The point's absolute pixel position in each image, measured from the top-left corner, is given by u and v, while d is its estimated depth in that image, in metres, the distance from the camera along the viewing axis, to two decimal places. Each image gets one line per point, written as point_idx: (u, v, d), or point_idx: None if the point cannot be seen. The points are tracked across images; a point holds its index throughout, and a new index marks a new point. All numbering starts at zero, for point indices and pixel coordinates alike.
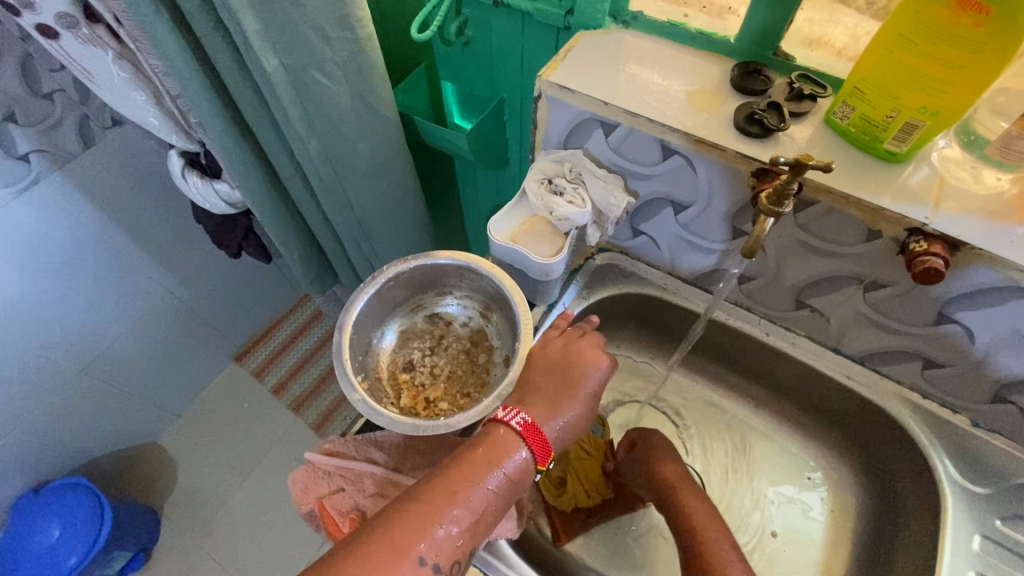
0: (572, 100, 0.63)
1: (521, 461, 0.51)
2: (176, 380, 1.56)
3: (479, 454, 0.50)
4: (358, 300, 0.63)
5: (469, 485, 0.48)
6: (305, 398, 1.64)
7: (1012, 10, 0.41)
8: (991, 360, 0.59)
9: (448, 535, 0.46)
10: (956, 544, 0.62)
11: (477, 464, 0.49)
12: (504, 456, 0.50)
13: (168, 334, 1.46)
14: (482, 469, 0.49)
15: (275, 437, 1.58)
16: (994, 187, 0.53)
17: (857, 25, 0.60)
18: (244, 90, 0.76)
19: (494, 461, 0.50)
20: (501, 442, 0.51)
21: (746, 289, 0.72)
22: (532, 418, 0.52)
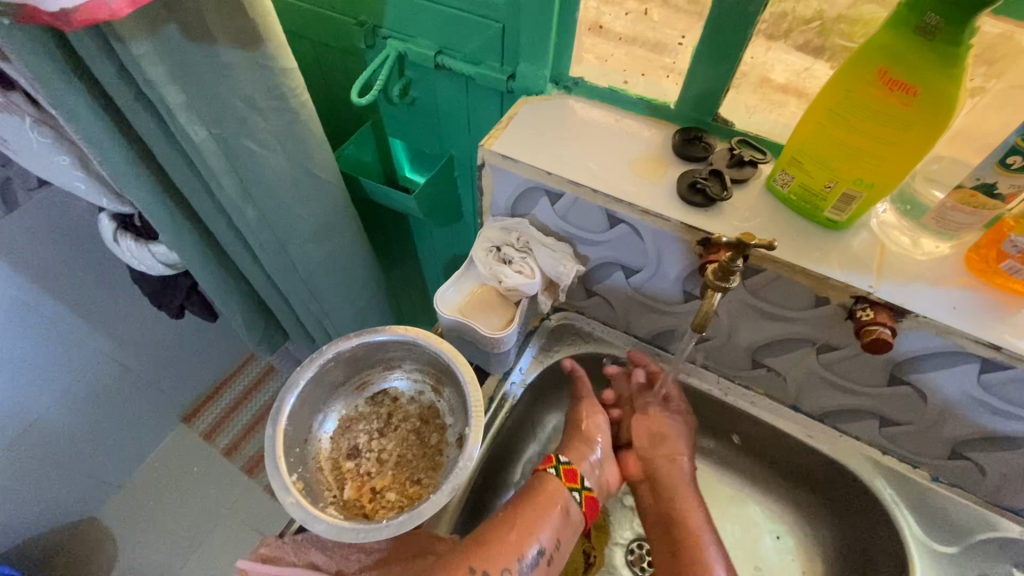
0: (516, 169, 0.62)
1: (558, 491, 0.59)
2: (117, 449, 1.44)
3: (531, 495, 0.59)
4: (291, 389, 0.59)
5: (525, 515, 0.56)
6: (258, 459, 1.54)
7: (937, 92, 0.42)
8: (946, 419, 0.58)
9: (505, 556, 0.54)
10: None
11: (529, 505, 0.57)
12: (552, 495, 0.59)
13: (106, 401, 1.35)
14: (537, 509, 0.57)
15: (229, 502, 1.48)
16: (932, 252, 0.54)
17: (800, 65, 0.56)
18: (174, 158, 0.71)
19: (543, 499, 0.58)
20: (538, 482, 0.60)
21: (702, 348, 0.70)
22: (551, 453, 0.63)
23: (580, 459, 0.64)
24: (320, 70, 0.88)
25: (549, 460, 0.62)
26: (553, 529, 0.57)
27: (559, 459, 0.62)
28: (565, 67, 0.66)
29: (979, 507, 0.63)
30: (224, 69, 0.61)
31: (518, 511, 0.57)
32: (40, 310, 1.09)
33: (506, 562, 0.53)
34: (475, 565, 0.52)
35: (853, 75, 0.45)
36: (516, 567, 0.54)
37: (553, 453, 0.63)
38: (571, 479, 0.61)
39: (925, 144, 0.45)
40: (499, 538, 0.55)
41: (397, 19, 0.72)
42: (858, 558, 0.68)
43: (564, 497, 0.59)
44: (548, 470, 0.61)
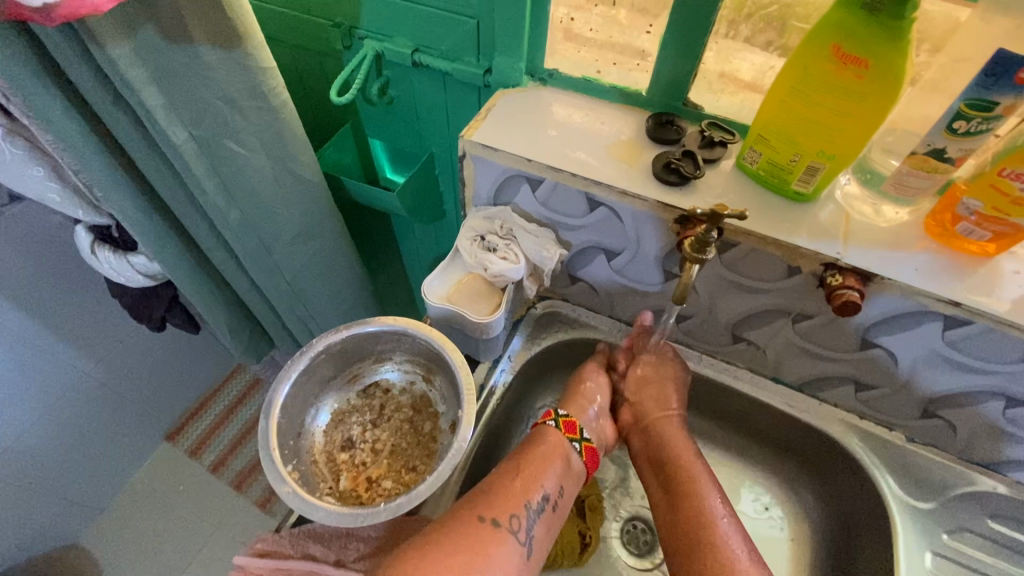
0: (497, 158, 0.63)
1: (559, 442, 0.61)
2: (98, 471, 1.40)
3: (532, 446, 0.60)
4: (284, 381, 0.59)
5: (529, 464, 0.58)
6: (246, 474, 1.51)
7: (886, 63, 0.45)
8: (917, 379, 0.61)
9: (511, 502, 0.55)
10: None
11: (532, 455, 0.59)
12: (554, 444, 0.61)
13: (86, 421, 1.31)
14: (539, 457, 0.59)
15: (217, 520, 1.45)
16: (893, 219, 0.57)
17: (764, 62, 0.60)
18: (154, 163, 0.71)
19: (545, 450, 0.60)
20: (538, 434, 0.62)
21: (684, 327, 0.73)
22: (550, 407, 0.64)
23: (579, 412, 0.66)
24: (298, 73, 0.89)
25: (549, 413, 0.64)
26: (557, 477, 0.58)
27: (558, 412, 0.64)
28: (539, 60, 0.68)
29: (953, 463, 0.67)
30: (203, 70, 0.61)
31: (522, 460, 0.58)
32: (15, 329, 1.06)
33: (513, 508, 0.55)
34: (483, 513, 0.54)
35: (810, 52, 0.48)
36: (523, 512, 0.55)
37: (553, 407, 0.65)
38: (572, 431, 0.62)
39: (879, 114, 0.48)
40: (506, 487, 0.56)
41: (373, 19, 0.73)
42: (845, 523, 0.70)
43: (565, 447, 0.61)
44: (549, 422, 0.62)
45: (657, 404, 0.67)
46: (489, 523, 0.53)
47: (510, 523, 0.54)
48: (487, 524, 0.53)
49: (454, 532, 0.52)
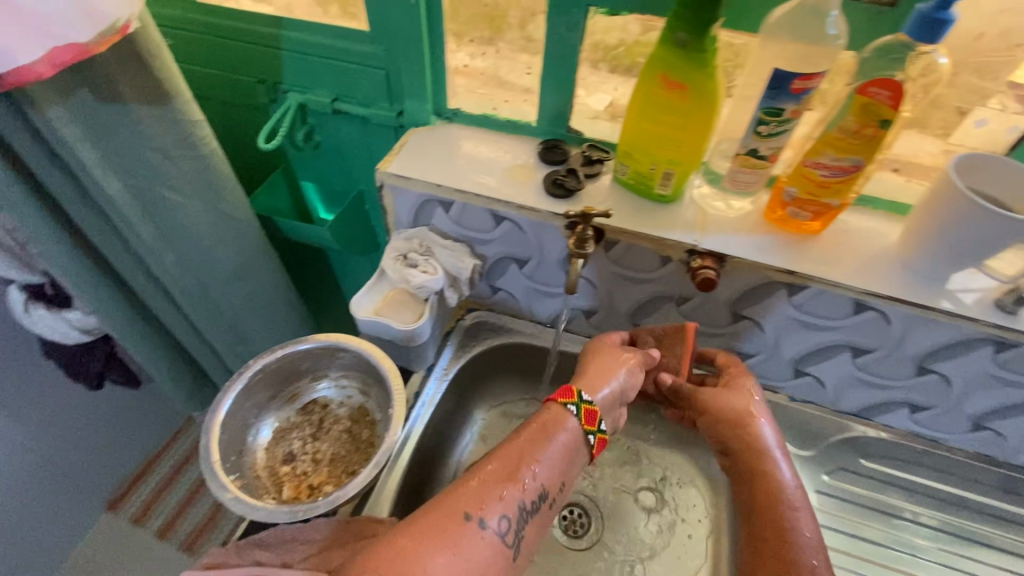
0: (410, 186, 0.72)
1: (568, 422, 0.59)
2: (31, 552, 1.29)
3: (537, 431, 0.59)
4: (223, 399, 0.64)
5: (524, 452, 0.57)
6: (196, 535, 1.43)
7: (698, 87, 0.57)
8: (782, 343, 0.73)
9: (501, 502, 0.53)
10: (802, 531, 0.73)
11: (530, 440, 0.58)
12: (557, 426, 0.59)
13: (16, 496, 1.23)
14: (536, 444, 0.57)
15: None
16: (739, 211, 0.69)
17: (624, 92, 0.73)
18: (89, 214, 0.75)
19: (551, 428, 0.59)
20: (548, 420, 0.60)
21: (594, 321, 0.82)
22: (567, 385, 0.62)
23: (596, 390, 0.63)
24: (229, 127, 0.96)
25: (571, 395, 0.61)
26: (554, 468, 0.57)
27: (581, 397, 0.61)
28: (443, 100, 0.79)
29: (832, 417, 0.78)
30: (135, 125, 0.68)
31: (517, 450, 0.57)
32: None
33: (502, 508, 0.53)
34: (468, 511, 0.51)
35: (647, 82, 0.60)
36: (512, 512, 0.53)
37: (577, 389, 0.62)
38: (590, 421, 0.60)
39: (704, 126, 0.60)
40: (497, 481, 0.54)
41: (295, 75, 0.83)
42: None
43: (574, 429, 0.59)
44: (567, 406, 0.60)
45: (727, 400, 0.68)
46: (471, 522, 0.51)
47: (494, 523, 0.52)
48: (471, 524, 0.51)
49: (437, 531, 0.49)
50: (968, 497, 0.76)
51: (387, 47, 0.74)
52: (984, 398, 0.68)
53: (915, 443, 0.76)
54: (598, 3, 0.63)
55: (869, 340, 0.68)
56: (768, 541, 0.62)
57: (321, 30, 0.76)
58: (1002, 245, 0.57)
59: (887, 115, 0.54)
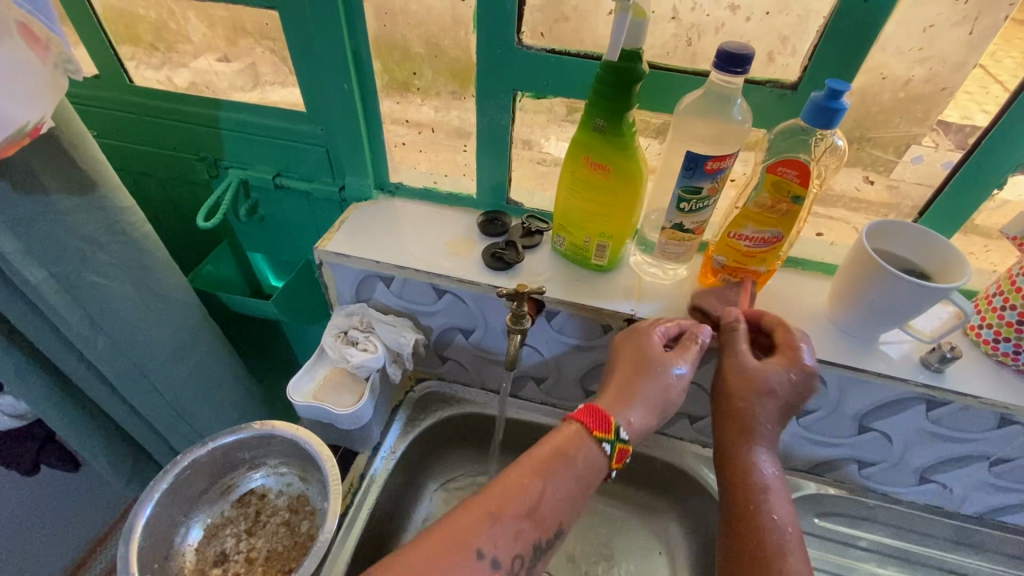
0: (350, 263, 0.72)
1: (584, 443, 0.57)
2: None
3: (557, 452, 0.56)
4: (145, 503, 0.60)
5: (542, 474, 0.55)
6: None
7: (620, 167, 0.59)
8: None
9: (513, 536, 0.52)
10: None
11: (553, 464, 0.55)
12: (574, 447, 0.57)
13: None
14: (553, 468, 0.55)
15: None
16: (674, 277, 0.70)
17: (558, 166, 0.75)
18: (14, 305, 0.71)
19: (566, 452, 0.56)
20: (568, 440, 0.57)
21: (545, 388, 0.81)
22: (592, 402, 0.59)
23: (622, 407, 0.58)
24: (171, 200, 0.95)
25: (608, 431, 0.57)
26: (567, 496, 0.55)
27: (619, 434, 0.57)
28: (385, 175, 0.80)
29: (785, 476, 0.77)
30: (57, 214, 0.66)
31: (530, 473, 0.55)
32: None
33: (512, 543, 0.52)
34: (482, 548, 0.50)
35: (573, 162, 0.62)
36: (524, 547, 0.52)
37: (614, 423, 0.57)
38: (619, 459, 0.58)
39: (630, 202, 0.62)
40: (510, 513, 0.53)
41: (236, 153, 0.83)
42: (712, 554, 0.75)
43: (590, 451, 0.57)
44: (600, 442, 0.57)
45: (743, 367, 0.59)
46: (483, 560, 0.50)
47: (509, 562, 0.51)
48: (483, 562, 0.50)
49: (446, 561, 0.49)
50: (921, 553, 0.76)
51: (325, 126, 0.75)
52: (924, 452, 0.69)
53: (868, 498, 0.76)
54: (524, 88, 0.66)
55: (811, 401, 0.68)
56: (738, 526, 0.57)
57: (259, 111, 0.77)
58: (920, 308, 0.59)
59: (797, 192, 0.56)
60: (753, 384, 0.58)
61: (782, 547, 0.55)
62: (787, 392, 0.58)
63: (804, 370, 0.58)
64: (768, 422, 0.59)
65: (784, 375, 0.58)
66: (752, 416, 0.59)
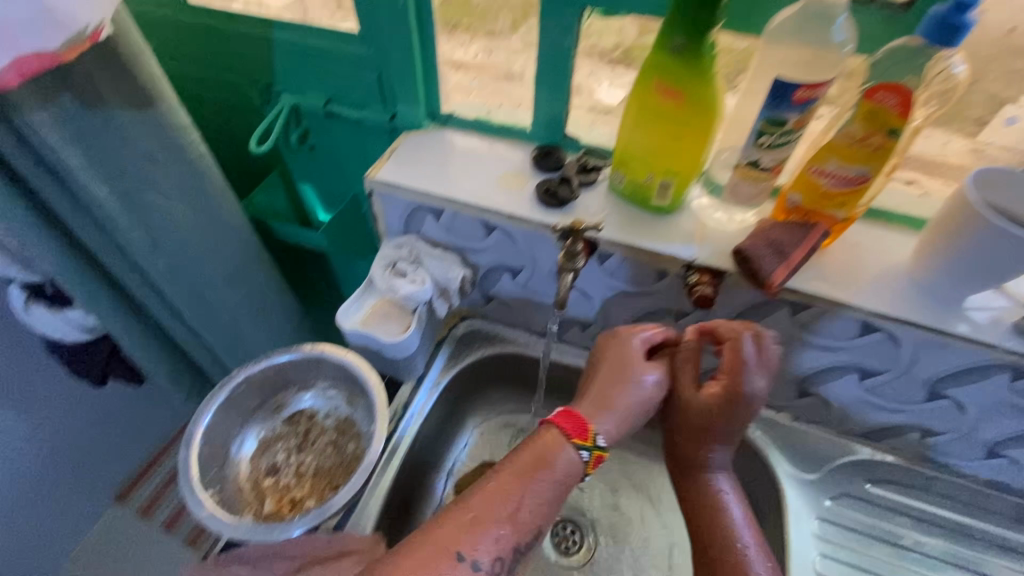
0: (399, 192, 0.70)
1: (562, 447, 0.57)
2: (28, 556, 1.18)
3: (534, 458, 0.56)
4: (204, 413, 0.63)
5: (518, 479, 0.55)
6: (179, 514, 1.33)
7: (696, 94, 0.54)
8: (786, 361, 0.69)
9: (493, 539, 0.52)
10: (800, 558, 0.67)
11: (529, 466, 0.55)
12: (554, 454, 0.56)
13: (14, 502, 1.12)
14: (532, 473, 0.55)
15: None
16: (741, 222, 0.65)
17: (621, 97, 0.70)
18: (81, 220, 0.73)
19: (545, 458, 0.56)
20: (547, 446, 0.57)
21: (590, 334, 0.79)
22: (565, 408, 0.59)
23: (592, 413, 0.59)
24: (224, 126, 0.95)
25: (585, 438, 0.57)
26: (545, 499, 0.55)
27: (596, 441, 0.57)
28: (437, 104, 0.77)
29: (837, 438, 0.74)
30: (118, 128, 0.66)
31: (507, 477, 0.55)
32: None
33: (492, 547, 0.51)
34: (461, 552, 0.50)
35: (641, 89, 0.57)
36: (504, 550, 0.52)
37: (592, 431, 0.58)
38: (595, 465, 0.58)
39: (704, 134, 0.57)
40: (490, 516, 0.53)
41: (288, 76, 0.81)
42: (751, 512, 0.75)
43: (568, 455, 0.57)
44: (577, 449, 0.57)
45: (693, 392, 0.61)
46: (464, 563, 0.50)
47: (491, 565, 0.51)
48: (465, 565, 0.50)
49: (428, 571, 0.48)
50: (976, 527, 0.71)
51: (378, 48, 0.72)
52: (998, 425, 0.64)
53: (923, 467, 0.72)
54: (594, 4, 0.60)
55: (879, 362, 0.64)
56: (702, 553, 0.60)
57: (312, 30, 0.74)
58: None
59: (894, 124, 0.51)
60: (709, 416, 0.60)
61: (737, 563, 0.58)
62: (737, 417, 0.59)
63: (761, 388, 0.59)
64: (722, 451, 0.62)
65: (748, 397, 0.58)
66: (702, 447, 0.62)
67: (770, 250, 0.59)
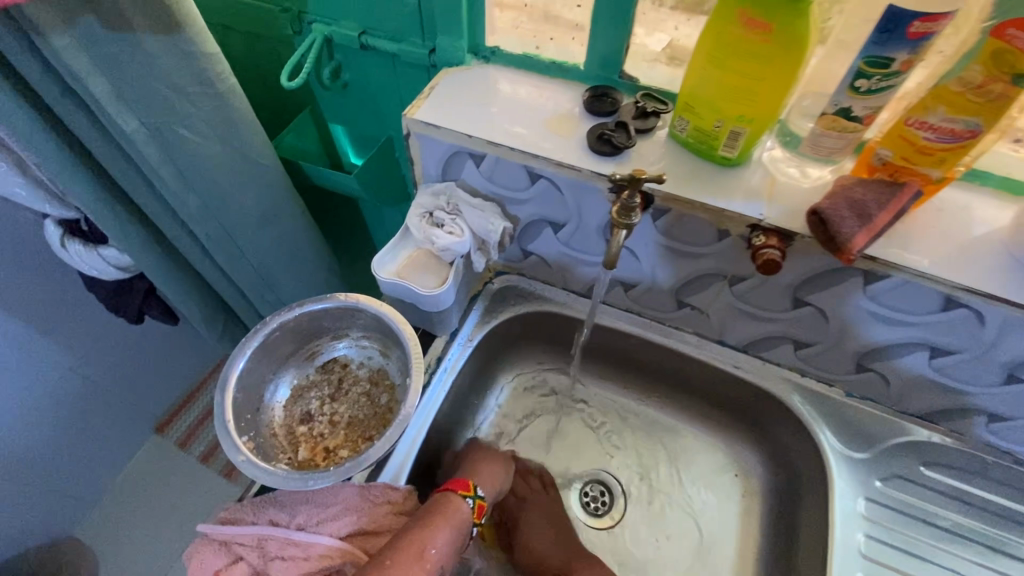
0: (438, 134, 0.65)
1: (457, 504, 0.62)
2: (79, 480, 1.25)
3: (433, 511, 0.61)
4: (239, 358, 0.61)
5: (424, 527, 0.58)
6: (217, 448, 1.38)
7: (788, 27, 0.47)
8: (848, 335, 0.64)
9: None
10: (842, 541, 0.65)
11: (427, 517, 0.60)
12: (453, 509, 0.61)
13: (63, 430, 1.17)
14: (437, 523, 0.59)
15: (185, 505, 1.31)
16: (816, 179, 0.59)
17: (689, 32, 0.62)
18: (112, 155, 0.70)
19: (445, 512, 0.61)
20: (443, 504, 0.62)
21: (633, 295, 0.75)
22: (455, 476, 0.65)
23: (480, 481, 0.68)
24: (254, 59, 0.90)
25: (468, 488, 0.65)
26: (448, 546, 0.59)
27: (476, 491, 0.65)
28: (481, 37, 0.70)
29: (892, 417, 0.69)
30: (145, 54, 0.62)
31: (413, 524, 0.58)
32: (9, 339, 0.99)
33: None
34: None
35: (721, 20, 0.50)
36: None
37: (473, 484, 0.66)
38: (479, 515, 0.64)
39: (790, 76, 0.50)
40: (402, 557, 0.56)
41: (320, 3, 0.74)
42: (790, 487, 0.74)
43: (463, 508, 0.62)
44: (463, 499, 0.63)
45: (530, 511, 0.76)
46: None
47: None
48: None
49: None
50: None
51: None
52: None
53: (985, 454, 0.66)
54: None
55: (954, 340, 0.58)
56: None
57: None
58: None
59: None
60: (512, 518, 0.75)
61: None
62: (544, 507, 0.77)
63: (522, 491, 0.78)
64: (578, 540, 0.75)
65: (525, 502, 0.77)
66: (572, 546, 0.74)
67: (852, 211, 0.52)
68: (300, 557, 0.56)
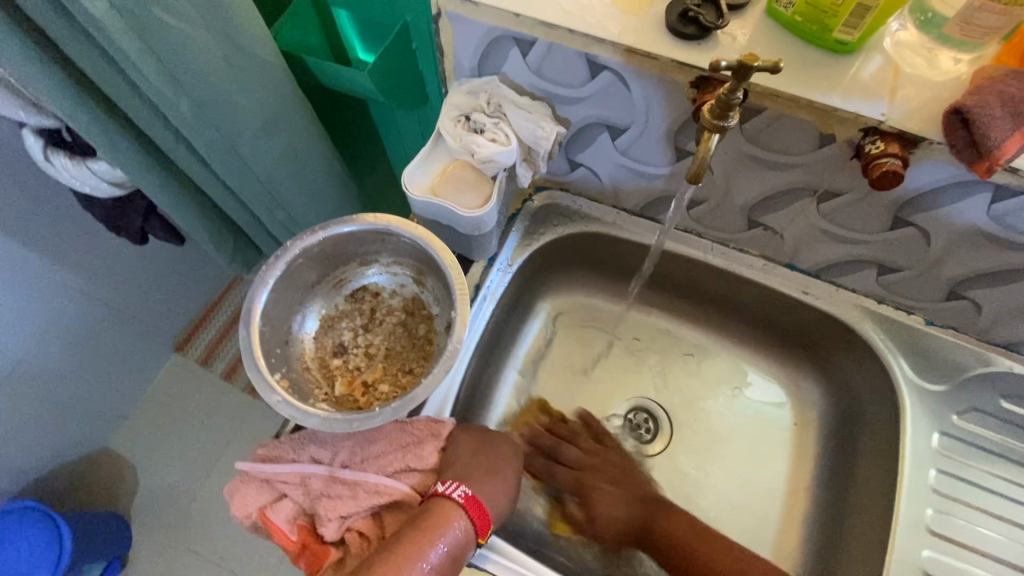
0: (477, 15, 0.52)
1: (452, 521, 0.51)
2: (104, 401, 1.24)
3: (423, 525, 0.50)
4: (261, 289, 0.55)
5: (405, 549, 0.49)
6: (237, 365, 1.36)
7: None
8: (948, 260, 0.56)
9: None
10: (914, 477, 0.63)
11: (414, 532, 0.50)
12: (444, 527, 0.51)
13: (84, 349, 1.14)
14: (423, 543, 0.49)
15: (214, 420, 1.31)
16: (951, 70, 0.48)
17: None
18: (82, 46, 0.58)
19: (434, 529, 0.50)
20: (440, 516, 0.51)
21: (696, 214, 0.66)
22: (471, 490, 0.53)
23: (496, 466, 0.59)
24: None
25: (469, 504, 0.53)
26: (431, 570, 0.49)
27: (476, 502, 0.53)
28: None
29: (974, 346, 0.64)
30: None
31: (394, 545, 0.49)
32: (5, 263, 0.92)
33: None
34: None
35: None
36: None
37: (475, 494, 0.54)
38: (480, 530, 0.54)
39: None
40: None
41: None
42: (850, 418, 0.71)
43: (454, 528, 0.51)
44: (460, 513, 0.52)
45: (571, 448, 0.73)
46: None
47: None
48: None
49: None
50: None
51: None
52: None
53: None
54: None
55: None
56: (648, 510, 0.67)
57: None
58: None
59: None
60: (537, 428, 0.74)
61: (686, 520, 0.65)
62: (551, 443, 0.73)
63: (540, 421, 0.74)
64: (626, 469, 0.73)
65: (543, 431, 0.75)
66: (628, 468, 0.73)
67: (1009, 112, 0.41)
68: (348, 496, 0.53)
